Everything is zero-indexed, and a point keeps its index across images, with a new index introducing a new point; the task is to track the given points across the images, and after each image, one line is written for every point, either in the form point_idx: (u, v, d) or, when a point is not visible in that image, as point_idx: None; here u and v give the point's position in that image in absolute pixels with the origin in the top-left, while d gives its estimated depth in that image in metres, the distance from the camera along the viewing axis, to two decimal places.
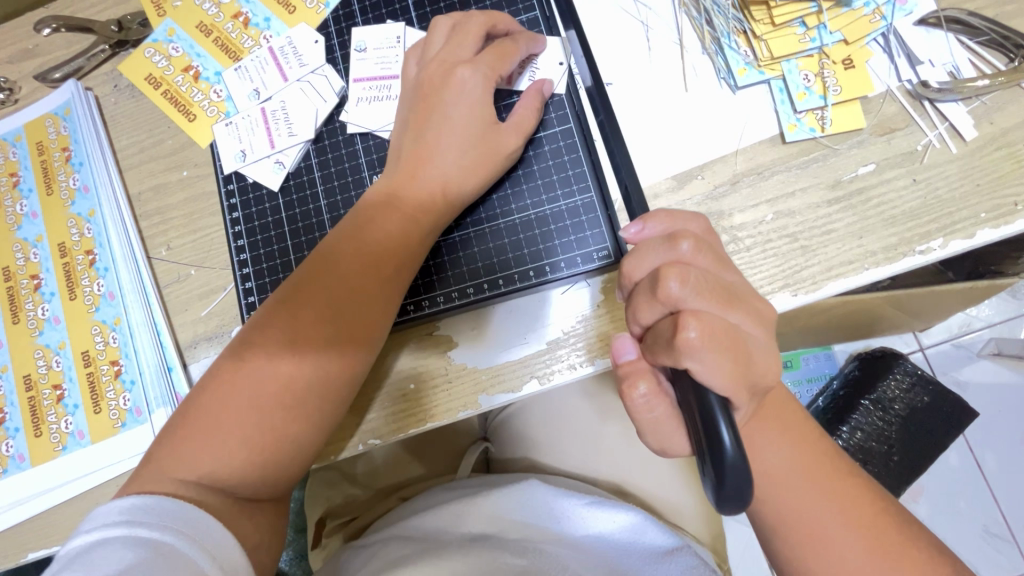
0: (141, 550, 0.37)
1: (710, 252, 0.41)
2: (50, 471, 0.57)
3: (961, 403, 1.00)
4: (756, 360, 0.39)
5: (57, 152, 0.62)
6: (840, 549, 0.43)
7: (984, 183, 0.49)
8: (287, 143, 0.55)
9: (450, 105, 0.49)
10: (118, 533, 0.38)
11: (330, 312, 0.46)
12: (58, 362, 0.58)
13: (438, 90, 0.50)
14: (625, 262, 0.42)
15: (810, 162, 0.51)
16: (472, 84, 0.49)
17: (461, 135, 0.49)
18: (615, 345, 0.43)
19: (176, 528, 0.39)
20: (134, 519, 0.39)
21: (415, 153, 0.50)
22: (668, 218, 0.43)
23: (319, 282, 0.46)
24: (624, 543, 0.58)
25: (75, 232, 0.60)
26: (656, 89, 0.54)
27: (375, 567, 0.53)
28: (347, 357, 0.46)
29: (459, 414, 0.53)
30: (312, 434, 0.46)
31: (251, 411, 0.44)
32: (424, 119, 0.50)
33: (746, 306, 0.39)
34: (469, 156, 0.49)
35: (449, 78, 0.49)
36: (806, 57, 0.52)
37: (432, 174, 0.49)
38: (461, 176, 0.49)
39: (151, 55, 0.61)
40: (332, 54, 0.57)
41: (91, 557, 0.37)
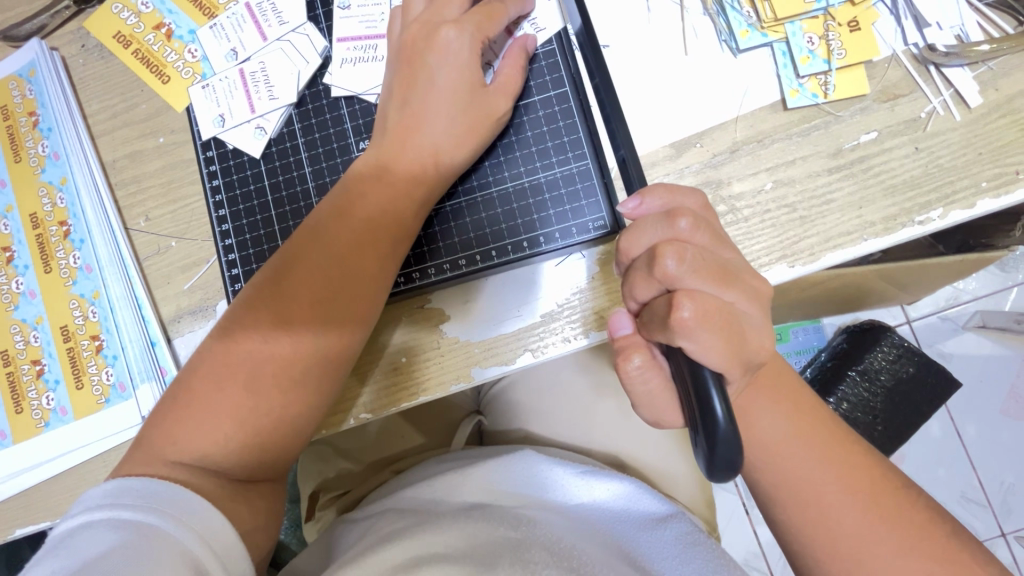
0: (124, 534, 0.37)
1: (708, 228, 0.39)
2: (33, 448, 0.55)
3: (945, 373, 1.02)
4: (751, 337, 0.38)
5: (24, 117, 0.58)
6: (833, 521, 0.43)
7: (986, 151, 0.48)
8: (268, 107, 0.52)
9: (435, 70, 0.47)
10: (101, 517, 0.38)
11: (324, 289, 0.44)
12: (35, 337, 0.56)
13: (422, 53, 0.47)
14: (622, 239, 0.41)
15: (811, 130, 0.50)
16: (457, 45, 0.46)
17: (450, 100, 0.47)
18: (609, 321, 0.42)
19: (163, 510, 0.38)
20: (117, 503, 0.38)
21: (402, 121, 0.47)
22: (667, 193, 0.41)
23: (310, 258, 0.45)
24: (618, 511, 0.58)
25: (47, 202, 0.57)
26: (655, 52, 0.52)
27: (370, 542, 0.53)
28: (342, 333, 0.45)
29: (450, 388, 0.52)
30: (306, 413, 0.45)
31: (241, 392, 0.42)
32: (409, 85, 0.48)
33: (743, 286, 0.38)
34: (459, 123, 0.47)
35: (433, 38, 0.47)
36: (811, 19, 0.50)
37: (422, 142, 0.47)
38: (452, 144, 0.47)
39: (120, 11, 0.57)
40: (314, 12, 0.53)
41: (74, 541, 0.37)
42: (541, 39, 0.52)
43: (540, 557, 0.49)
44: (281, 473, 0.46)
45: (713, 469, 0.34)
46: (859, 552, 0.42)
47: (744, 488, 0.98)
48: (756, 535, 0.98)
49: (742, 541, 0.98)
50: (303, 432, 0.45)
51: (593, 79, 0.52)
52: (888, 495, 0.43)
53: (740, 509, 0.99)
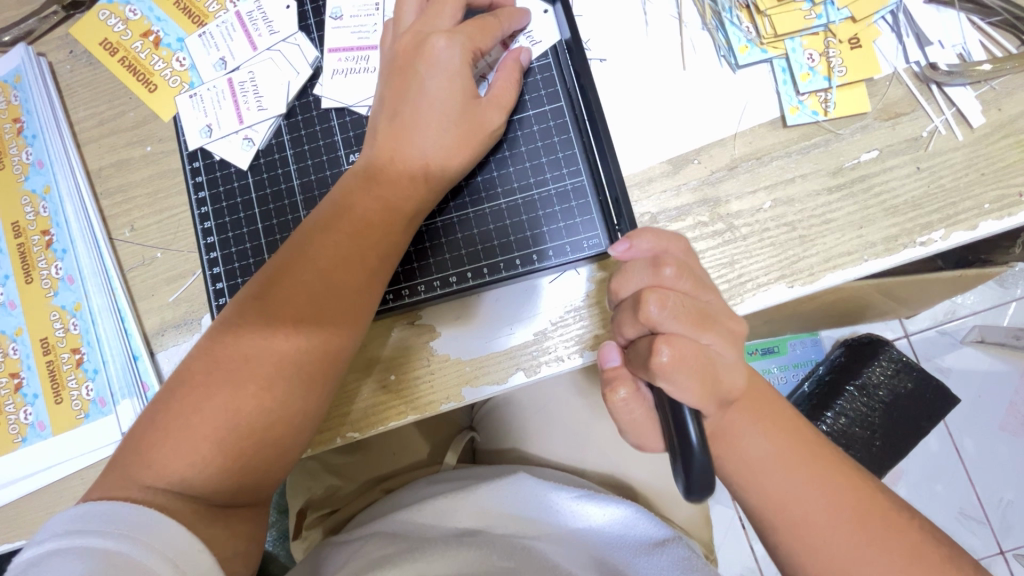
0: (93, 562, 0.35)
1: (692, 275, 0.38)
2: (10, 463, 0.54)
3: (944, 389, 1.00)
4: (731, 374, 0.37)
5: (8, 123, 0.57)
6: (839, 554, 0.41)
7: (988, 172, 0.47)
8: (257, 118, 0.51)
9: (426, 80, 0.46)
10: (70, 543, 0.36)
11: (309, 308, 0.43)
12: (15, 350, 0.55)
13: (415, 64, 0.46)
14: (613, 279, 0.39)
15: (811, 147, 0.49)
16: (449, 54, 0.45)
17: (442, 111, 0.45)
18: (600, 351, 0.40)
19: (136, 537, 0.37)
20: (88, 528, 0.37)
21: (392, 132, 0.46)
22: (656, 237, 0.40)
23: (298, 274, 0.43)
24: (615, 537, 0.57)
25: (30, 210, 0.56)
26: (652, 67, 0.51)
27: (357, 565, 0.52)
28: (329, 352, 0.43)
29: (441, 406, 0.51)
30: (292, 432, 0.43)
31: (223, 414, 0.41)
32: (400, 95, 0.46)
33: (721, 328, 0.37)
34: (451, 135, 0.46)
35: (424, 48, 0.46)
36: (811, 35, 0.49)
37: (413, 154, 0.46)
38: (444, 156, 0.46)
39: (107, 18, 0.56)
40: (305, 22, 0.52)
41: (43, 568, 0.35)
42: (537, 52, 0.51)
43: None
44: (264, 496, 0.45)
45: (689, 497, 0.33)
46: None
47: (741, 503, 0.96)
48: (753, 551, 0.96)
49: (739, 558, 0.96)
50: (289, 453, 0.44)
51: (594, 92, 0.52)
52: (892, 524, 0.42)
53: (736, 524, 0.98)
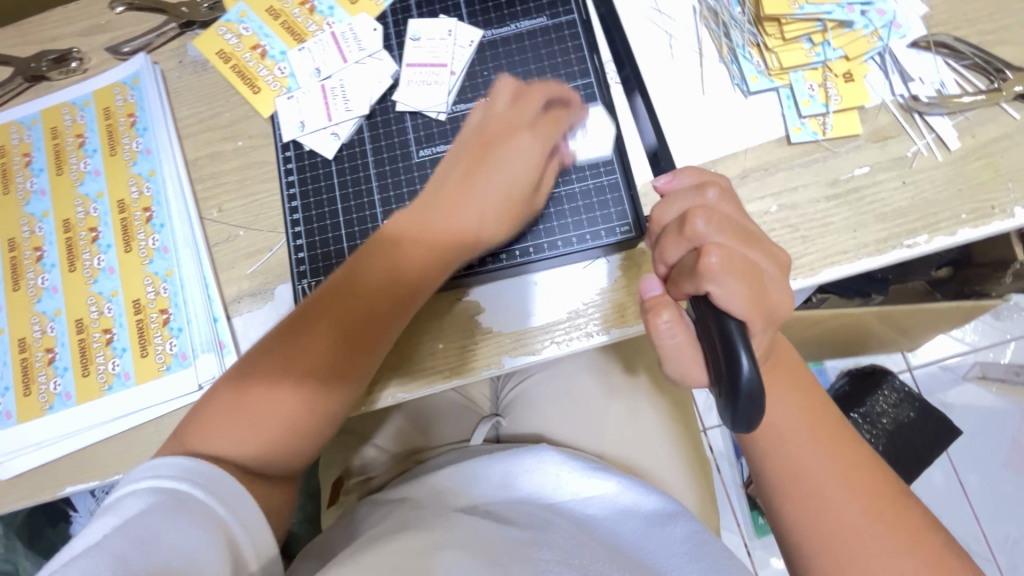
0: (167, 499, 0.42)
1: (732, 200, 0.39)
2: (96, 408, 0.60)
3: (944, 421, 1.10)
4: (776, 292, 0.37)
5: (123, 117, 0.67)
6: (838, 509, 0.46)
7: (965, 188, 0.55)
8: (343, 117, 0.60)
9: (503, 160, 0.53)
10: (146, 484, 0.42)
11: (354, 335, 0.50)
12: (109, 309, 0.62)
13: (485, 147, 0.54)
14: (653, 207, 0.40)
15: (811, 162, 0.57)
16: (528, 150, 0.54)
17: (497, 193, 0.53)
18: (642, 281, 0.38)
19: (202, 483, 0.43)
20: (159, 474, 0.43)
21: (453, 192, 0.54)
22: (697, 172, 0.42)
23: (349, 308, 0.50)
24: (630, 508, 0.62)
25: (135, 190, 0.65)
26: (676, 91, 0.60)
27: (393, 523, 0.57)
28: (351, 384, 0.51)
29: (482, 372, 0.58)
30: (306, 440, 0.50)
31: (269, 412, 0.48)
32: (474, 164, 0.54)
33: (766, 251, 0.37)
34: (496, 212, 0.54)
35: (511, 137, 0.54)
36: (811, 69, 0.58)
37: (464, 220, 0.53)
38: (484, 226, 0.53)
39: (224, 33, 0.66)
40: (388, 42, 0.62)
41: (119, 504, 0.41)
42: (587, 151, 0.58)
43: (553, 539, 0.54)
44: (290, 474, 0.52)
45: (734, 421, 0.34)
46: (859, 548, 0.45)
47: (747, 531, 1.09)
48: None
49: None
50: (308, 451, 0.51)
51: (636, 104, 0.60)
52: (884, 487, 0.47)
53: (744, 551, 1.10)
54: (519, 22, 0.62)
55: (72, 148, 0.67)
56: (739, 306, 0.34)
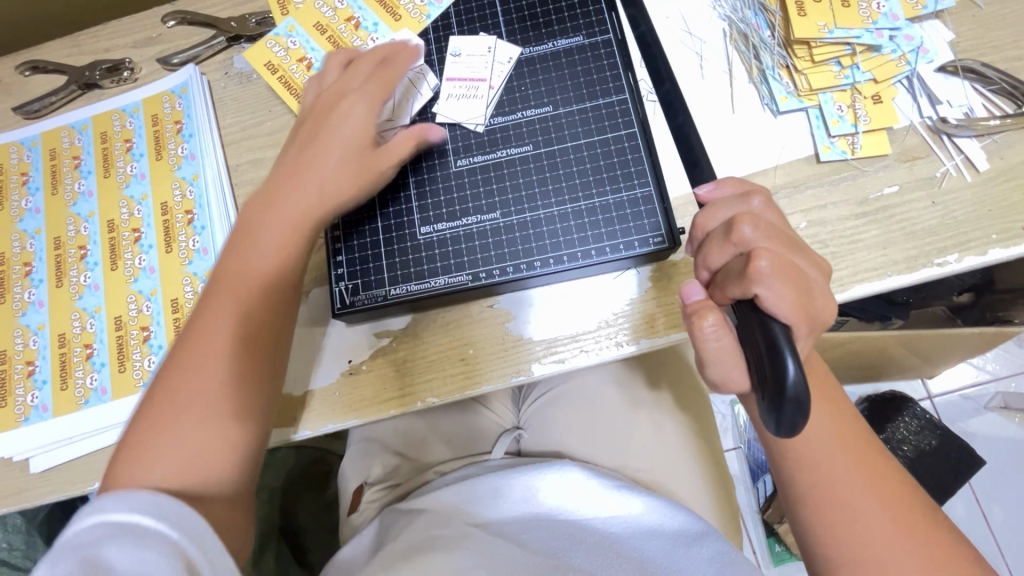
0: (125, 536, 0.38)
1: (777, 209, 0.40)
2: (130, 404, 0.61)
3: (968, 450, 1.08)
4: (818, 299, 0.37)
5: (170, 124, 0.69)
6: (876, 528, 0.45)
7: (995, 209, 0.56)
8: (384, 127, 0.61)
9: (339, 128, 0.56)
10: (92, 520, 0.38)
11: (255, 316, 0.52)
12: (148, 307, 0.64)
13: (316, 151, 0.56)
14: (697, 213, 0.41)
15: (840, 180, 0.58)
16: (356, 114, 0.57)
17: (338, 155, 0.56)
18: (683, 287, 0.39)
19: (155, 510, 0.40)
20: (109, 506, 0.39)
21: (296, 161, 0.56)
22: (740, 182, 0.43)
23: (241, 313, 0.52)
24: (655, 528, 0.61)
25: (178, 193, 0.67)
26: (707, 109, 0.62)
27: (416, 540, 0.58)
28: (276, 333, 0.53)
29: (511, 379, 0.58)
30: (245, 423, 0.50)
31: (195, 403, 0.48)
32: (313, 129, 0.57)
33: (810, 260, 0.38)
34: (344, 169, 0.56)
35: (336, 107, 0.57)
36: (840, 91, 0.60)
37: (309, 181, 0.55)
38: (338, 183, 0.55)
39: (273, 46, 0.68)
40: (429, 57, 0.65)
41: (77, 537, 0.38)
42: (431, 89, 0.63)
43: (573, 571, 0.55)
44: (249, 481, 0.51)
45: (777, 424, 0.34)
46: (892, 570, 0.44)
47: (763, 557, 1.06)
48: None
49: None
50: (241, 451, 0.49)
51: (675, 119, 0.61)
52: (919, 508, 0.46)
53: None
54: (557, 40, 0.63)
55: (120, 152, 0.69)
56: (785, 312, 0.35)
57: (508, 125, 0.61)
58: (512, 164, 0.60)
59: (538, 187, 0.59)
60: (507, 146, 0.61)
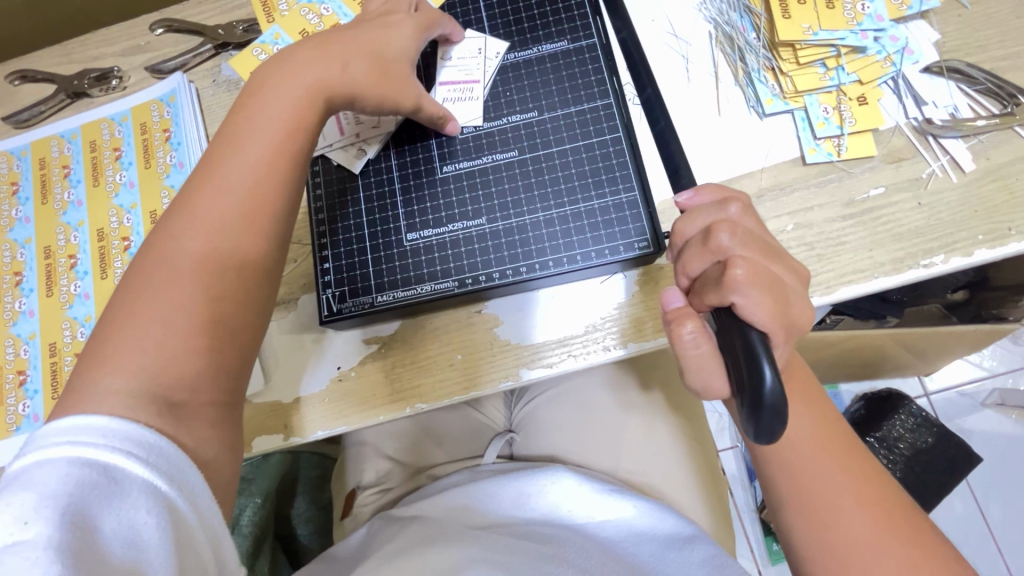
0: (100, 475, 0.37)
1: (753, 213, 0.41)
2: None
3: (965, 448, 1.08)
4: (795, 303, 0.38)
5: (158, 132, 0.69)
6: (863, 531, 0.45)
7: (981, 210, 0.56)
8: (372, 135, 0.61)
9: (385, 34, 0.56)
10: (60, 452, 0.37)
11: (263, 206, 0.48)
12: None
13: (333, 51, 0.53)
14: (675, 221, 0.42)
15: (827, 182, 0.58)
16: (403, 30, 0.57)
17: (364, 68, 0.54)
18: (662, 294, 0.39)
19: (131, 449, 0.38)
20: (79, 438, 0.37)
21: (305, 65, 0.52)
22: (717, 188, 0.44)
23: (258, 171, 0.49)
24: (644, 530, 0.62)
25: (167, 202, 0.67)
26: (693, 112, 0.62)
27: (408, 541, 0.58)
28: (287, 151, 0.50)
29: (500, 384, 0.58)
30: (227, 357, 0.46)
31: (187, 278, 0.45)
32: (318, 48, 0.54)
33: (786, 263, 0.39)
34: (372, 67, 0.54)
35: (383, 17, 0.58)
36: (825, 93, 0.59)
37: (309, 76, 0.52)
38: (359, 79, 0.54)
39: (259, 54, 0.66)
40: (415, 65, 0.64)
41: (35, 475, 0.36)
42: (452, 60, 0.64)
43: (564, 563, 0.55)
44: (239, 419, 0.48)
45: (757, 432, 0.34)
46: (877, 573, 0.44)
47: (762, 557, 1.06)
48: None
49: None
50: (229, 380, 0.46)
51: (657, 124, 0.62)
52: (904, 511, 0.46)
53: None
54: (542, 45, 0.63)
55: (109, 161, 0.70)
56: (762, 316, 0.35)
57: (494, 131, 0.61)
58: (498, 170, 0.60)
59: (523, 193, 0.59)
60: (493, 152, 0.61)
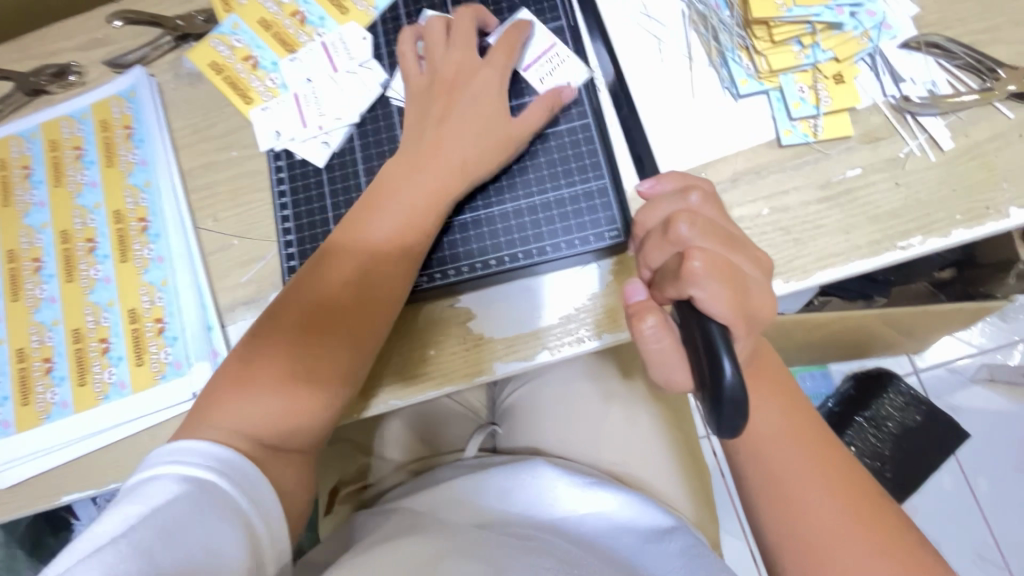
0: (193, 488, 0.44)
1: (715, 203, 0.41)
2: (91, 418, 0.61)
3: (951, 423, 1.11)
4: (755, 294, 0.38)
5: (120, 129, 0.68)
6: (838, 518, 0.45)
7: (960, 188, 0.54)
8: (334, 126, 0.61)
9: (467, 95, 0.57)
10: (166, 470, 0.45)
11: (338, 294, 0.53)
12: (105, 319, 0.63)
13: (453, 126, 0.56)
14: (638, 213, 0.43)
15: (803, 164, 0.57)
16: (488, 85, 0.57)
17: (472, 134, 0.56)
18: (626, 288, 0.40)
19: (219, 469, 0.46)
20: (179, 459, 0.45)
21: (431, 139, 0.56)
22: (679, 177, 0.44)
23: (366, 254, 0.54)
24: (624, 523, 0.62)
25: (131, 201, 0.65)
26: (666, 95, 0.60)
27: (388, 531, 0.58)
28: (362, 240, 0.54)
29: (474, 378, 0.58)
30: (307, 424, 0.51)
31: (290, 355, 0.51)
32: (443, 111, 0.57)
33: (745, 251, 0.39)
34: (481, 143, 0.56)
35: (469, 73, 0.57)
36: (801, 72, 0.58)
37: (451, 152, 0.55)
38: (477, 156, 0.55)
39: (218, 45, 0.66)
40: (378, 51, 0.63)
41: (146, 489, 0.44)
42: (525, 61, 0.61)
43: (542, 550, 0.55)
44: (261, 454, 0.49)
45: (718, 427, 0.34)
46: (841, 558, 0.44)
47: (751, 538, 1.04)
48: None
49: None
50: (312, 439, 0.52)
51: (619, 110, 0.61)
52: (871, 496, 0.46)
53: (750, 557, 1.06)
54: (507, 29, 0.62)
55: (71, 161, 0.68)
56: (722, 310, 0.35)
57: None
58: None
59: (492, 184, 0.59)
60: None
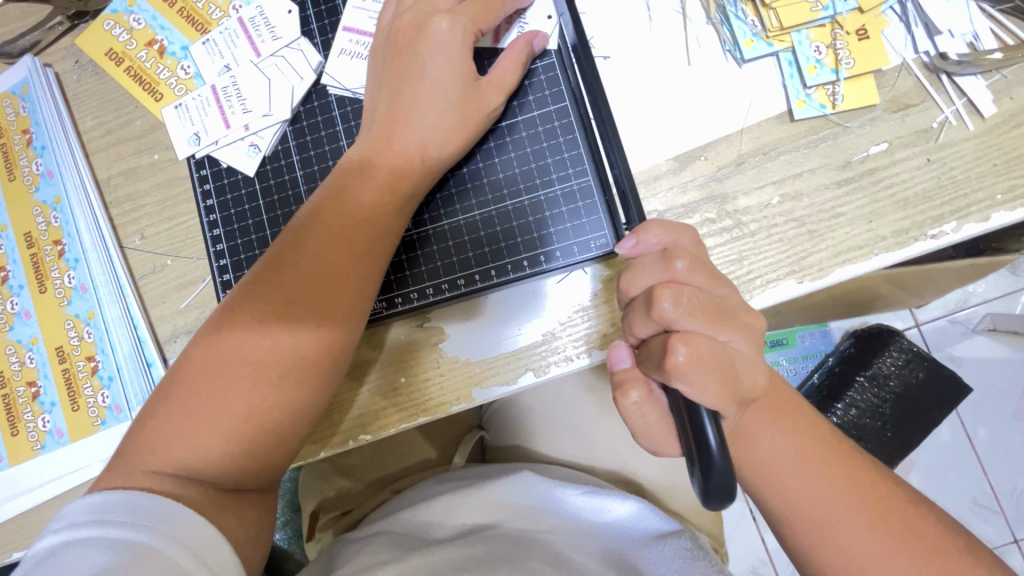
0: (119, 555, 0.35)
1: (705, 268, 0.37)
2: (27, 471, 0.54)
3: (954, 378, 1.02)
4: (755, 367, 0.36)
5: (18, 135, 0.58)
6: (870, 559, 0.40)
7: (1000, 162, 0.47)
8: (262, 124, 0.53)
9: (428, 60, 0.46)
10: (90, 534, 0.36)
11: (285, 300, 0.42)
12: (31, 359, 0.55)
13: (421, 90, 0.46)
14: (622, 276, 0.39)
15: (819, 141, 0.48)
16: (450, 35, 0.46)
17: (440, 96, 0.46)
18: (609, 352, 0.40)
19: (156, 528, 0.36)
20: (104, 519, 0.36)
21: (390, 113, 0.47)
22: (662, 230, 0.39)
23: (313, 253, 0.43)
24: (621, 525, 0.57)
25: (42, 221, 0.56)
26: (657, 64, 0.51)
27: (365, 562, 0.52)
28: (316, 233, 0.44)
29: (451, 408, 0.51)
30: (255, 466, 0.42)
31: (228, 390, 0.41)
32: (400, 75, 0.47)
33: (738, 323, 0.36)
34: (449, 117, 0.46)
35: (425, 29, 0.46)
36: (817, 27, 0.48)
37: (410, 135, 0.46)
38: (441, 137, 0.46)
39: (112, 27, 0.56)
40: (307, 26, 0.54)
41: (63, 561, 0.35)
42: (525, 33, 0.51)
43: (539, 568, 0.50)
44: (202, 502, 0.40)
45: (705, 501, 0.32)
46: None
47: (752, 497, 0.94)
48: (765, 543, 0.94)
49: (750, 547, 0.94)
50: (258, 483, 0.43)
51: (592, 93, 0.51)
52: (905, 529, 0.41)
53: (747, 517, 0.95)
54: None
55: None
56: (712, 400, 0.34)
57: None
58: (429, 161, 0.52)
59: (454, 188, 0.51)
60: None
